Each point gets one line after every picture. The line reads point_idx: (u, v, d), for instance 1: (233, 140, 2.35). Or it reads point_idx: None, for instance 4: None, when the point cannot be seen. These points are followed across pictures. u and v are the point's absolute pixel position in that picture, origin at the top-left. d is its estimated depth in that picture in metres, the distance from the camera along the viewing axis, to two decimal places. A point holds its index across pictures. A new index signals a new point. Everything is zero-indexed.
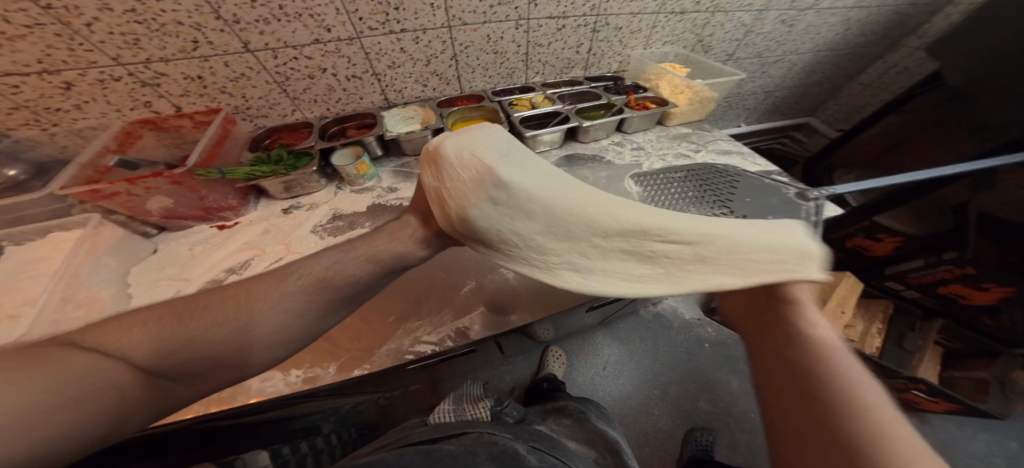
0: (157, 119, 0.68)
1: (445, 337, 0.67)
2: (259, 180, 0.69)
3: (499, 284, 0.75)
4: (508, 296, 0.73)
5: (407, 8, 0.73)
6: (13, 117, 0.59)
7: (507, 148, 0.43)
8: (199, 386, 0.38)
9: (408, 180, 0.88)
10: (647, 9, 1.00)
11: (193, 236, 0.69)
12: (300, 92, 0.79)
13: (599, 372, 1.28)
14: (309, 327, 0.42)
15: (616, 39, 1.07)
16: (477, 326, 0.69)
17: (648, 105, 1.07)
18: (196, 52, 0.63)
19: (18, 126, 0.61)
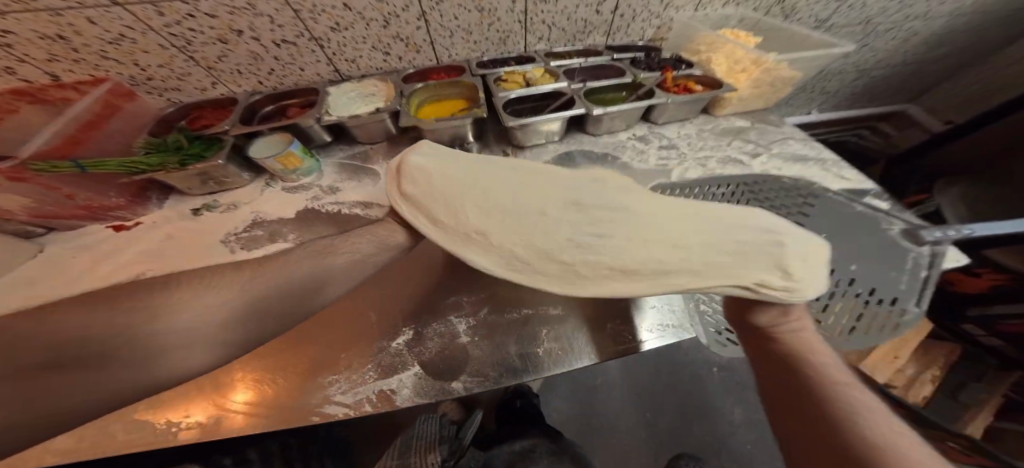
0: (31, 90, 0.56)
1: (363, 401, 0.50)
2: (145, 174, 0.55)
3: (446, 334, 0.56)
4: (454, 352, 0.54)
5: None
6: None
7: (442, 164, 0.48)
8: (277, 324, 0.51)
9: (353, 177, 0.70)
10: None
11: (79, 242, 0.57)
12: (214, 61, 0.65)
13: (587, 393, 1.03)
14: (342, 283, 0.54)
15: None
16: (407, 390, 0.51)
17: (693, 87, 0.77)
18: (39, 3, 0.49)
19: None
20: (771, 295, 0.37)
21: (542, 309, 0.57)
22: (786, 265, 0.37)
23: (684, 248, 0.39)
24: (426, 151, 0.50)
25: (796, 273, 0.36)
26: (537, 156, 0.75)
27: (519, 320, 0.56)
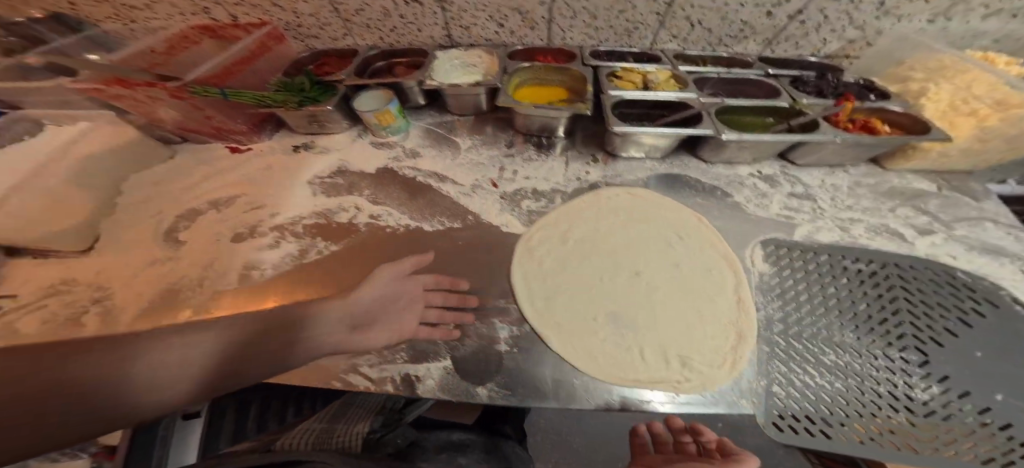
0: (216, 28, 0.61)
1: (386, 379, 0.47)
2: (269, 108, 0.61)
3: (485, 337, 0.50)
4: (488, 358, 0.49)
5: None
6: (99, 8, 0.60)
7: (554, 209, 0.60)
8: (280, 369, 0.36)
9: (436, 145, 0.69)
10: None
11: (205, 154, 0.66)
12: (352, 14, 0.67)
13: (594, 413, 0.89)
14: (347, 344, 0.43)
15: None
16: (432, 380, 0.48)
17: (877, 127, 0.58)
18: None
19: (105, 19, 0.62)
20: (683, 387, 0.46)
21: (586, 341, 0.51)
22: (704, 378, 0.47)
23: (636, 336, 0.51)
24: (532, 177, 0.64)
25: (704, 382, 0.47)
26: (630, 170, 0.65)
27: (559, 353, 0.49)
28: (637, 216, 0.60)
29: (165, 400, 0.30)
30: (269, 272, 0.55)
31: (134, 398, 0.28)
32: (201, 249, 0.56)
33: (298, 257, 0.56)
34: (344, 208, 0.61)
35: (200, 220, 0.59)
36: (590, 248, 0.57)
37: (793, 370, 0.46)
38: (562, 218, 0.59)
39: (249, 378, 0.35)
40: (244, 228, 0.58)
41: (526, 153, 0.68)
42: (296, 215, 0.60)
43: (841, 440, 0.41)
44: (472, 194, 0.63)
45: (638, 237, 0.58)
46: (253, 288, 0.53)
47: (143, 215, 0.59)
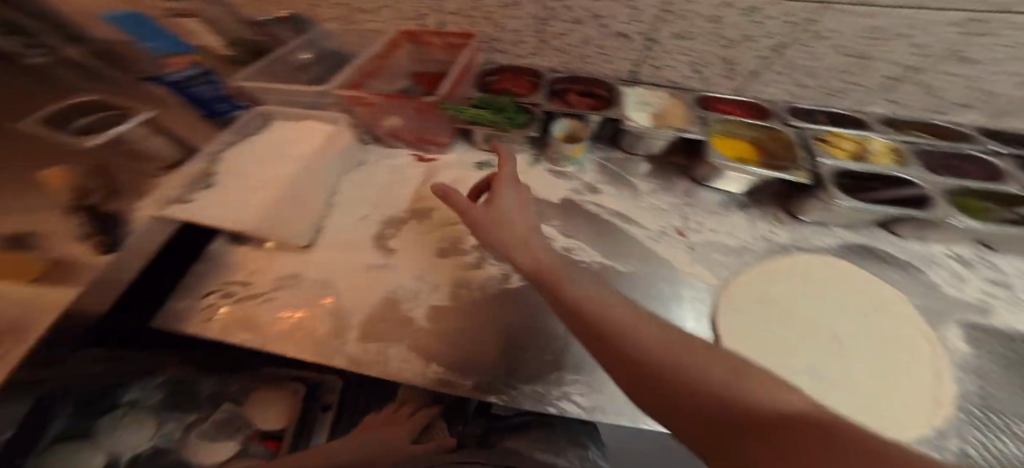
0: (419, 33, 0.66)
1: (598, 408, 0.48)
2: (476, 126, 0.64)
3: None
4: None
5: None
6: (332, 10, 0.64)
7: (744, 265, 0.60)
8: None
9: (614, 183, 0.68)
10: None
11: (395, 161, 0.67)
12: (553, 36, 0.64)
13: None
14: None
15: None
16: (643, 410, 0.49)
17: None
18: None
19: (330, 19, 0.66)
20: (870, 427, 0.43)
21: None
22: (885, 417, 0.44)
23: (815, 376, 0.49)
24: (716, 225, 0.64)
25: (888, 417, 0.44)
26: (813, 234, 0.64)
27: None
28: (829, 283, 0.58)
29: None
30: (478, 292, 0.57)
31: None
32: (410, 260, 0.59)
33: (502, 281, 0.58)
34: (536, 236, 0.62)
35: (404, 230, 0.61)
36: (784, 301, 0.56)
37: (989, 438, 0.44)
38: (755, 271, 0.59)
39: None
40: (445, 244, 0.60)
41: (706, 204, 0.66)
42: None
43: None
44: (658, 239, 0.62)
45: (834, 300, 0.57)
46: (468, 306, 0.56)
47: (349, 217, 0.61)
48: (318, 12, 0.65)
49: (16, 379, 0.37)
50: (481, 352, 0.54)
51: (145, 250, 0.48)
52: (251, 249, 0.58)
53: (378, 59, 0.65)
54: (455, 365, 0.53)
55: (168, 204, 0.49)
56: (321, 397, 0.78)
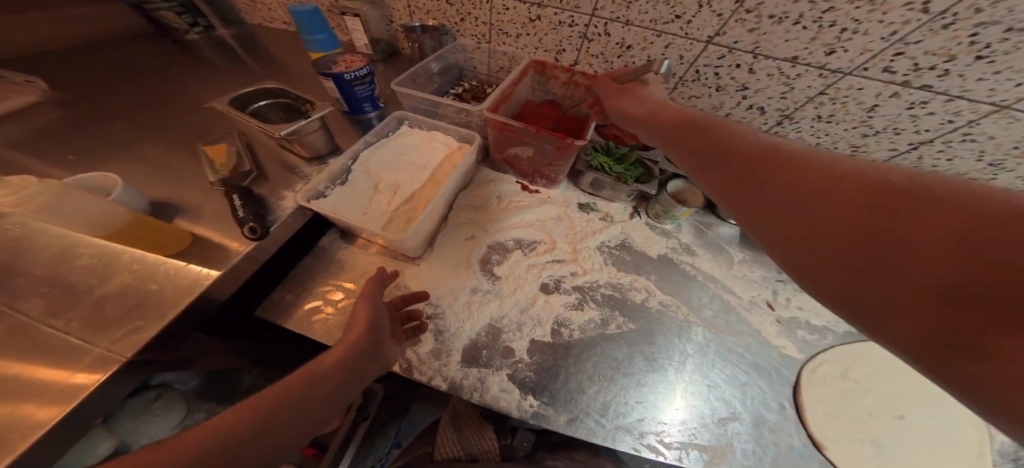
0: (550, 65, 0.68)
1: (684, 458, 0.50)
2: (597, 173, 0.66)
3: (783, 444, 0.53)
4: (766, 445, 0.53)
5: (1000, 63, 0.44)
6: (476, 28, 0.67)
7: (836, 347, 0.63)
8: (319, 381, 0.37)
9: (707, 247, 0.70)
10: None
11: (504, 185, 0.69)
12: (683, 96, 0.67)
13: None
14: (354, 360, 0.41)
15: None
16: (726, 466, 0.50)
17: None
18: (662, 26, 0.57)
19: (469, 35, 0.69)
20: None
21: None
22: None
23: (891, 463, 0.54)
24: (805, 303, 0.66)
25: None
26: None
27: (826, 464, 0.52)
28: (901, 374, 0.62)
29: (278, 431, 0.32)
30: (577, 333, 0.58)
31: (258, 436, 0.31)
32: (516, 292, 0.59)
33: (600, 326, 0.59)
34: (633, 287, 0.63)
35: (509, 257, 0.61)
36: (868, 389, 0.60)
37: None
38: (843, 354, 0.62)
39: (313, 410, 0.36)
40: (549, 280, 0.61)
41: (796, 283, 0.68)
42: (594, 279, 0.62)
43: None
44: (750, 309, 0.65)
45: (909, 391, 0.60)
46: (568, 345, 0.57)
47: (457, 235, 0.62)
48: (461, 25, 0.68)
49: (136, 360, 0.38)
50: (573, 391, 0.53)
51: (277, 241, 0.49)
52: (363, 250, 0.57)
53: (513, 85, 0.67)
54: (548, 400, 0.52)
55: (312, 197, 0.51)
56: (367, 407, 0.77)
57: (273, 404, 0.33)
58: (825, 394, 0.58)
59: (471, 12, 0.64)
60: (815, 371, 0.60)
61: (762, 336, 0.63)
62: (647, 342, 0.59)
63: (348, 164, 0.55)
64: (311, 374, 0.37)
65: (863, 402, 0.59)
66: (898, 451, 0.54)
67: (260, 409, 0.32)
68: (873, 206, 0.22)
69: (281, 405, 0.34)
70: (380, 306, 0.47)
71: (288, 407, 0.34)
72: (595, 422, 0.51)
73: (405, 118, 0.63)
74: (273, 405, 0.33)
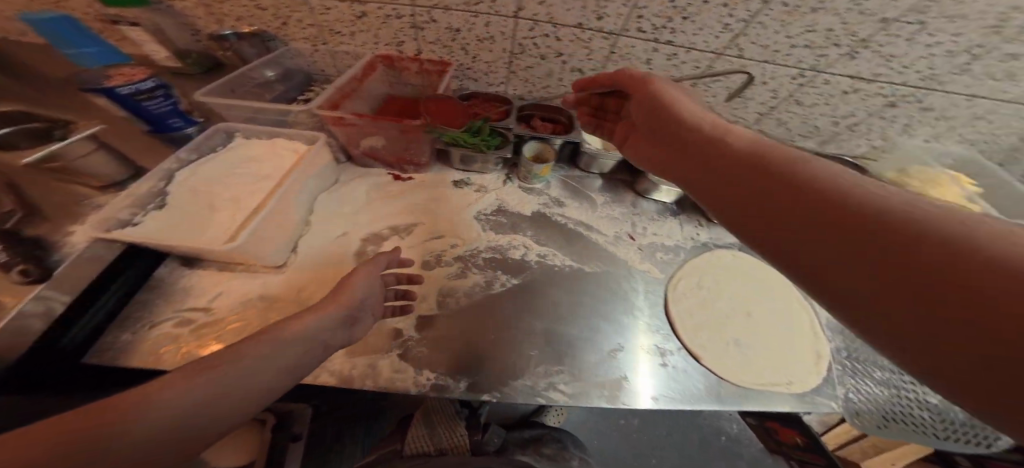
0: (395, 58, 0.70)
1: (581, 395, 0.56)
2: (456, 147, 0.70)
3: (652, 356, 0.62)
4: (639, 358, 0.62)
5: (698, 20, 0.62)
6: (303, 31, 0.66)
7: (691, 265, 0.75)
8: (264, 351, 0.35)
9: (575, 197, 0.79)
10: (1002, 93, 0.65)
11: (372, 179, 0.68)
12: (521, 68, 0.76)
13: (641, 438, 1.11)
14: (328, 333, 0.40)
15: (903, 120, 0.74)
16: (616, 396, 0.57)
17: None
18: (475, 7, 0.63)
19: (298, 38, 0.68)
20: (781, 389, 0.62)
21: (735, 379, 0.61)
22: (790, 378, 0.63)
23: (748, 356, 0.65)
24: (657, 228, 0.79)
25: (790, 376, 0.63)
26: (727, 234, 0.82)
27: (706, 371, 0.62)
28: (740, 276, 0.77)
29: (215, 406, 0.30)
30: (462, 300, 0.61)
31: (193, 410, 0.29)
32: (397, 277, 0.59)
33: (485, 287, 0.63)
34: (514, 246, 0.69)
35: (386, 244, 0.62)
36: (720, 294, 0.73)
37: (848, 377, 0.65)
38: (696, 271, 0.74)
39: (259, 384, 0.33)
40: (430, 256, 0.63)
41: (649, 212, 0.81)
42: (474, 247, 0.66)
43: (877, 426, 0.59)
44: (616, 243, 0.74)
45: (748, 290, 0.75)
46: (455, 313, 0.60)
47: (325, 234, 0.61)
48: (286, 29, 0.66)
49: None
50: (469, 358, 0.56)
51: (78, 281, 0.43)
52: (215, 271, 0.54)
53: (355, 81, 0.66)
54: (444, 370, 0.54)
55: (114, 227, 0.46)
56: (292, 426, 0.72)
57: (208, 380, 0.30)
58: (688, 310, 0.69)
59: (289, 15, 0.63)
60: (678, 289, 0.71)
61: (629, 267, 0.72)
62: (535, 297, 0.65)
63: (162, 185, 0.51)
64: (259, 344, 0.35)
65: (716, 306, 0.71)
66: (748, 344, 0.67)
67: (197, 387, 0.30)
68: (877, 221, 0.19)
69: (224, 379, 0.31)
70: (372, 291, 0.48)
71: (233, 380, 0.32)
72: (491, 374, 0.56)
73: (234, 130, 0.60)
74: (211, 381, 0.31)
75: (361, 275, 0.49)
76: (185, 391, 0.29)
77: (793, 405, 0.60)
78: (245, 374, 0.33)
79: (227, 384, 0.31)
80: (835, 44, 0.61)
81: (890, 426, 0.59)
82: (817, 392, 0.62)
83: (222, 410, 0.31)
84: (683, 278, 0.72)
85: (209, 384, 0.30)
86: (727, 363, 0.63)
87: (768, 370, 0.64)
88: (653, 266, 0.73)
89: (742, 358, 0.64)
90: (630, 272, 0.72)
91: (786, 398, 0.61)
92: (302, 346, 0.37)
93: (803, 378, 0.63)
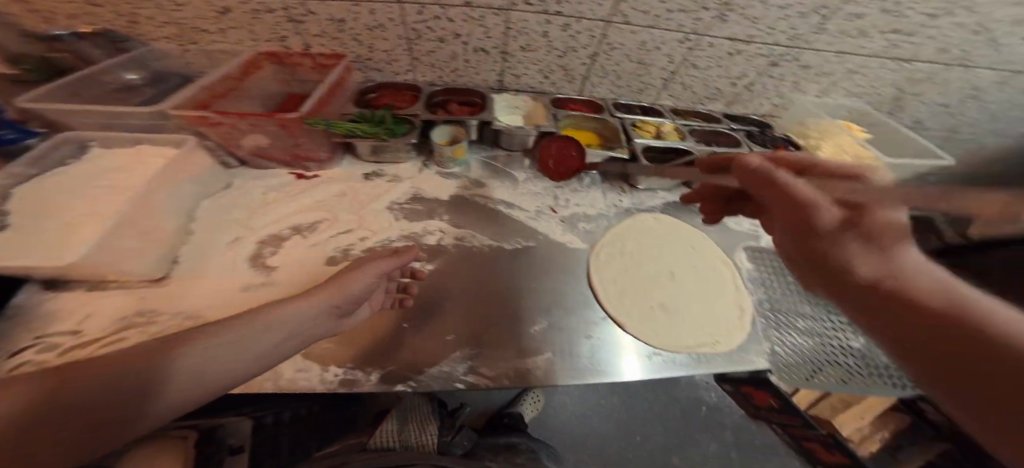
0: (280, 54, 0.66)
1: (502, 375, 0.55)
2: (354, 138, 0.65)
3: (574, 330, 0.62)
4: (554, 331, 0.61)
5: None
6: (160, 29, 0.63)
7: (615, 236, 0.75)
8: (256, 329, 0.35)
9: (496, 177, 0.79)
10: (862, 49, 0.72)
11: (269, 181, 0.65)
12: (423, 54, 0.74)
13: (622, 417, 1.11)
14: (319, 320, 0.41)
15: (788, 78, 0.80)
16: (538, 371, 0.57)
17: None
18: None
19: (159, 38, 0.65)
20: (708, 351, 0.63)
21: (662, 347, 0.62)
22: (716, 338, 0.65)
23: (675, 323, 0.66)
24: (578, 199, 0.79)
25: (716, 336, 0.65)
26: (649, 199, 0.84)
27: (632, 338, 0.63)
28: (666, 243, 0.78)
29: (191, 386, 0.30)
30: None
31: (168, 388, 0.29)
32: (295, 275, 0.56)
33: (399, 277, 0.61)
34: (429, 232, 0.67)
35: (286, 245, 0.59)
36: (646, 261, 0.74)
37: (773, 332, 0.67)
38: (618, 240, 0.75)
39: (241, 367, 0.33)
40: (336, 251, 0.60)
41: (572, 185, 0.81)
42: (386, 237, 0.64)
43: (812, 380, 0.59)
44: (537, 217, 0.74)
45: (674, 256, 0.76)
46: None
47: (216, 240, 0.57)
48: (138, 28, 0.63)
49: None
50: (381, 352, 0.54)
51: None
52: (83, 291, 0.49)
53: (230, 81, 0.63)
54: (354, 364, 0.52)
55: None
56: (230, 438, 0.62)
57: (197, 353, 0.31)
58: (613, 281, 0.69)
59: (135, 12, 0.60)
60: (604, 263, 0.71)
61: (553, 244, 0.72)
62: (455, 282, 0.63)
63: None
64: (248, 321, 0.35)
65: (642, 275, 0.72)
66: (677, 310, 0.68)
67: (184, 360, 0.30)
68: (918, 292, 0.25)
69: (209, 355, 0.32)
70: (371, 280, 0.47)
71: (217, 357, 0.32)
72: (407, 363, 0.54)
73: (90, 140, 0.56)
74: (198, 355, 0.31)
75: (369, 269, 0.47)
76: (166, 366, 0.30)
77: (719, 363, 0.62)
78: (222, 353, 0.33)
79: (204, 365, 0.31)
80: (706, 6, 0.65)
81: (823, 377, 0.59)
82: (743, 351, 0.64)
83: (196, 392, 0.31)
84: (607, 250, 0.73)
85: (191, 360, 0.31)
86: (655, 332, 0.64)
87: (696, 333, 0.65)
88: (576, 239, 0.74)
89: (669, 324, 0.65)
90: (548, 245, 0.72)
91: (713, 359, 0.62)
92: (291, 332, 0.37)
93: (727, 335, 0.65)
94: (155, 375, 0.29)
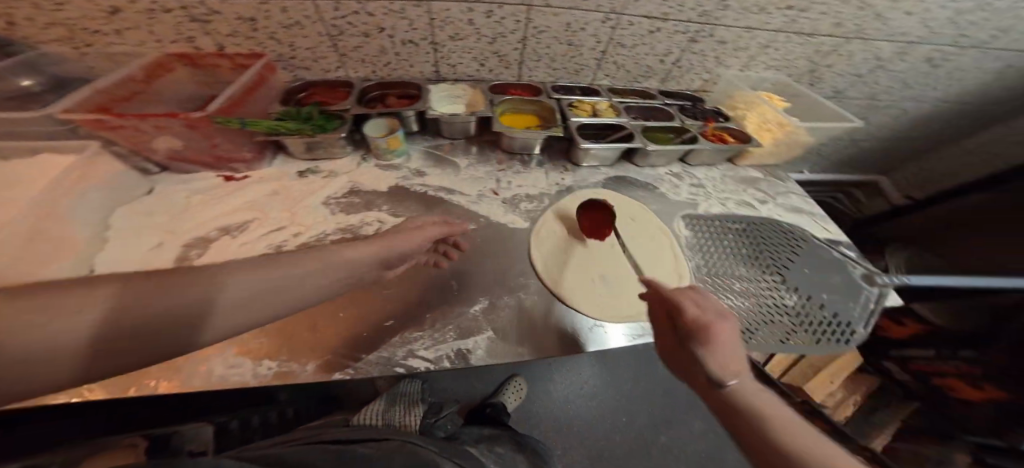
0: (191, 56, 0.66)
1: (443, 357, 0.55)
2: (279, 136, 0.65)
3: (516, 307, 0.63)
4: (496, 310, 0.62)
5: None
6: (45, 31, 0.59)
7: (556, 217, 0.77)
8: (298, 270, 0.44)
9: (438, 165, 0.79)
10: (767, 25, 0.76)
11: (193, 184, 0.64)
12: (350, 49, 0.74)
13: (603, 394, 1.13)
14: (352, 274, 0.47)
15: (709, 54, 0.84)
16: (480, 351, 0.57)
17: (726, 139, 0.86)
18: None
19: (48, 40, 0.61)
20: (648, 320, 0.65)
21: (602, 317, 0.65)
22: None
23: (616, 295, 0.68)
24: (521, 181, 0.81)
25: None
26: (591, 175, 0.87)
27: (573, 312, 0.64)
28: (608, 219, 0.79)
29: (243, 305, 0.40)
30: None
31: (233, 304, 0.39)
32: None
33: None
34: (368, 223, 0.67)
35: (214, 246, 0.58)
36: (587, 239, 0.76)
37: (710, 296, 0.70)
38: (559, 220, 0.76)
39: (283, 304, 0.41)
40: (268, 248, 0.60)
41: (515, 168, 0.83)
42: (320, 231, 0.63)
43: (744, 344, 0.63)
44: (480, 201, 0.76)
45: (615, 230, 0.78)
46: None
47: (136, 247, 0.56)
48: (19, 31, 0.59)
49: None
50: (319, 342, 0.54)
51: None
52: None
53: (134, 82, 0.63)
54: (290, 357, 0.52)
55: None
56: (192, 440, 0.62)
57: (260, 281, 0.41)
58: (554, 259, 0.71)
59: (11, 15, 0.56)
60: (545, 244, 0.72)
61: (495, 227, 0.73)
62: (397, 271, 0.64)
63: None
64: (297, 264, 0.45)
65: (582, 253, 0.73)
66: (618, 283, 0.70)
67: (249, 285, 0.41)
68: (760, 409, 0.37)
69: (268, 285, 0.42)
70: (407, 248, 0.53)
71: (270, 287, 0.42)
72: (345, 352, 0.54)
73: None
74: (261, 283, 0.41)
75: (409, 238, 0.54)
76: (230, 288, 0.40)
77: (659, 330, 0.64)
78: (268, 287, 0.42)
79: (251, 294, 0.40)
80: None
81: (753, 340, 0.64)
82: None
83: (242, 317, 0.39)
84: (548, 230, 0.74)
85: (249, 287, 0.41)
86: (597, 307, 0.66)
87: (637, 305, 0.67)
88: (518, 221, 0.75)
89: (610, 296, 0.67)
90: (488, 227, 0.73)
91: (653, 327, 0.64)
92: (325, 283, 0.45)
93: None
94: (229, 285, 0.40)
